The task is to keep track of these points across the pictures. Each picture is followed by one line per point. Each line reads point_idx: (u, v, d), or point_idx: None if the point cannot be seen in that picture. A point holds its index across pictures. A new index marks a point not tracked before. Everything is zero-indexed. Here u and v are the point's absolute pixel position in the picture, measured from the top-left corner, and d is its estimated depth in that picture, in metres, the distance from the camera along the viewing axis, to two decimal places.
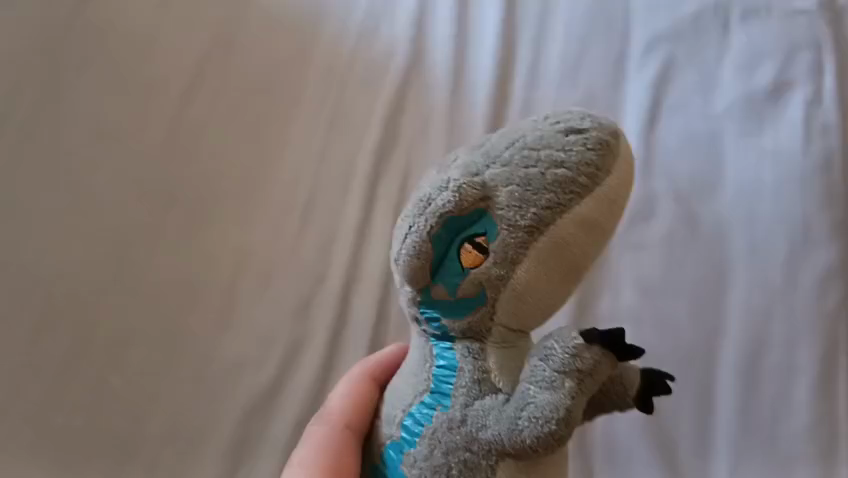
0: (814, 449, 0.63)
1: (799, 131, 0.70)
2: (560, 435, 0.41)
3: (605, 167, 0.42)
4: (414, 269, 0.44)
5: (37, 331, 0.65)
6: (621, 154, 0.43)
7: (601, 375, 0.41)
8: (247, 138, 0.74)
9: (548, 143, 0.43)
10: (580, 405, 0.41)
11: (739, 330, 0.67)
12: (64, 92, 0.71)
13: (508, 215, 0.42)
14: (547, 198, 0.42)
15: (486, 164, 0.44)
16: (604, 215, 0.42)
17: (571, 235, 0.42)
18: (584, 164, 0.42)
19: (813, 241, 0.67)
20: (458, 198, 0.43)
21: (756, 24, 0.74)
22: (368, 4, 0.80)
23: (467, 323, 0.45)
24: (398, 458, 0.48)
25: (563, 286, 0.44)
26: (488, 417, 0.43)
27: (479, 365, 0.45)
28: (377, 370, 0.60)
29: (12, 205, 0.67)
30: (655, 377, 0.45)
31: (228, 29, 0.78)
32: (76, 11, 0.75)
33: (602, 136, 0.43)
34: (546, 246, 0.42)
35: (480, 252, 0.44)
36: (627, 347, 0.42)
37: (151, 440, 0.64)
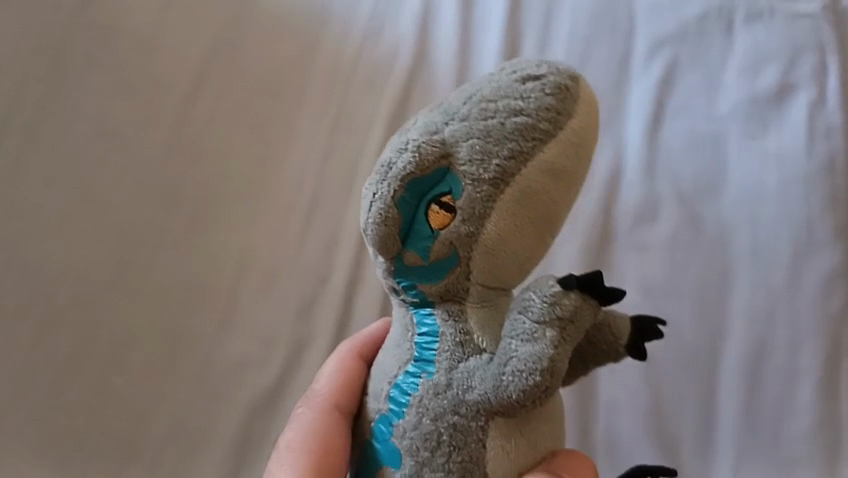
0: (814, 455, 0.61)
1: (803, 131, 0.70)
2: (546, 386, 0.39)
3: (566, 111, 0.41)
4: (382, 236, 0.43)
5: (39, 333, 0.66)
6: (583, 97, 0.42)
7: (583, 321, 0.39)
8: (252, 139, 0.75)
9: (505, 93, 0.42)
10: (564, 354, 0.39)
11: (741, 331, 0.65)
12: (69, 96, 0.74)
13: (471, 170, 0.41)
14: (509, 147, 0.41)
15: (445, 121, 0.43)
16: (570, 159, 0.41)
17: (537, 183, 0.41)
18: (544, 108, 0.41)
19: (817, 243, 0.65)
20: (418, 158, 0.42)
21: (760, 26, 0.75)
22: (373, 4, 0.80)
23: (444, 286, 0.44)
24: (388, 430, 0.46)
25: (537, 239, 0.43)
26: (472, 377, 0.42)
27: (460, 327, 0.44)
28: (365, 348, 0.58)
29: (17, 208, 0.70)
30: (646, 322, 0.43)
31: (234, 31, 0.79)
32: (84, 18, 0.78)
33: (560, 80, 0.42)
34: (514, 196, 0.41)
35: (447, 211, 0.43)
36: (608, 289, 0.40)
37: (152, 440, 0.66)
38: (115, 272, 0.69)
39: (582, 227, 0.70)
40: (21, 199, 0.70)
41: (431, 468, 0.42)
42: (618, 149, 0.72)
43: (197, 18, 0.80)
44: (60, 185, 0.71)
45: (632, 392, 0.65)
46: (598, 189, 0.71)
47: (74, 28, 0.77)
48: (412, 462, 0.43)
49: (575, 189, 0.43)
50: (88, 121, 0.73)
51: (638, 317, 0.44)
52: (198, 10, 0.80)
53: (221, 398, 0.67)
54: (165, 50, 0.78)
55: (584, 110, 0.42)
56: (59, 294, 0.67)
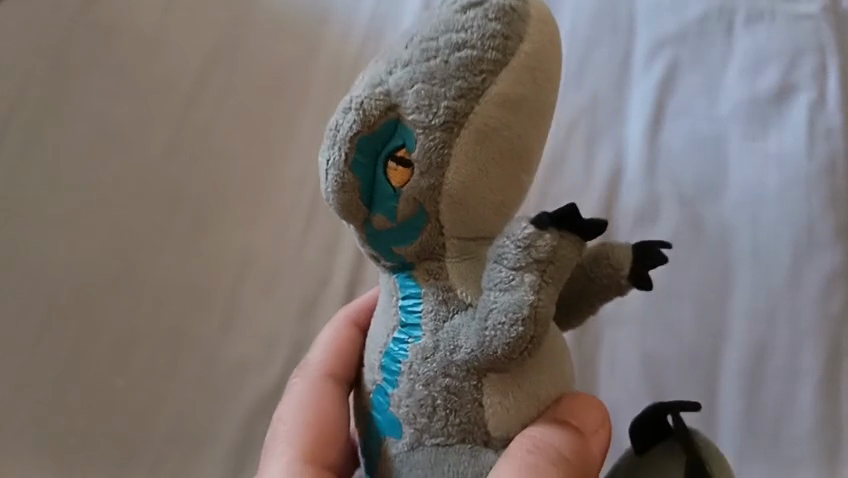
0: (816, 459, 0.60)
1: (804, 132, 0.70)
2: (531, 335, 0.39)
3: (515, 34, 0.39)
4: (345, 203, 0.42)
5: (41, 335, 0.66)
6: (534, 17, 0.40)
7: (564, 258, 0.38)
8: (253, 139, 0.75)
9: (446, 27, 0.40)
10: (547, 297, 0.38)
11: (742, 332, 0.64)
12: (73, 98, 0.75)
13: (421, 118, 0.39)
14: (457, 86, 0.39)
15: (388, 71, 0.41)
16: (527, 86, 0.39)
17: (496, 118, 0.39)
18: (489, 34, 0.39)
19: (817, 244, 0.66)
20: (363, 115, 0.40)
21: (761, 27, 0.75)
22: (374, 5, 0.81)
23: (418, 245, 0.43)
24: (385, 401, 0.45)
25: (508, 179, 0.41)
26: (458, 334, 0.41)
27: (442, 285, 0.43)
28: (361, 316, 0.58)
29: (20, 210, 0.70)
30: (647, 247, 0.42)
31: (236, 32, 0.80)
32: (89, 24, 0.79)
33: (503, 2, 0.39)
34: (472, 137, 0.39)
35: (405, 167, 0.41)
36: (586, 222, 0.38)
37: (151, 443, 0.64)
38: (117, 273, 0.68)
39: None
40: (25, 200, 0.70)
41: (431, 433, 0.43)
42: (618, 151, 0.72)
43: (200, 21, 0.81)
44: (63, 188, 0.71)
45: (632, 394, 0.64)
46: (598, 189, 0.71)
47: (78, 34, 0.79)
48: (411, 430, 0.43)
49: (540, 118, 0.41)
50: (90, 124, 0.74)
51: (640, 243, 0.42)
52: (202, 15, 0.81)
53: (223, 398, 0.66)
54: (168, 54, 0.79)
55: (536, 31, 0.40)
56: (61, 295, 0.67)
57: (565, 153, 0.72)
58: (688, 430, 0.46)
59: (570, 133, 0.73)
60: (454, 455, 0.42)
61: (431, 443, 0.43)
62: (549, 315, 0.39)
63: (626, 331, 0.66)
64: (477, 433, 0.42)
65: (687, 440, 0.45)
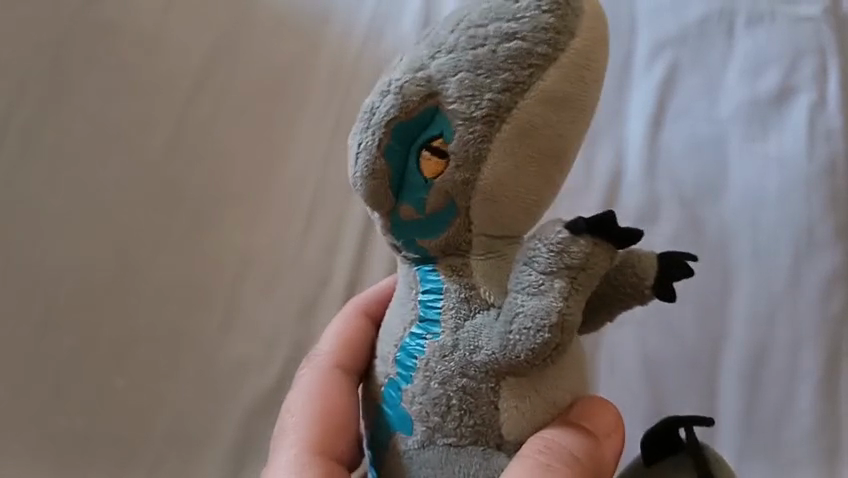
0: (815, 460, 0.61)
1: (803, 133, 0.70)
2: (556, 341, 0.40)
3: (567, 29, 0.40)
4: (373, 188, 0.43)
5: (40, 334, 0.66)
6: (587, 15, 0.40)
7: (597, 266, 0.39)
8: (253, 139, 0.75)
9: (496, 15, 0.40)
10: (575, 304, 0.39)
11: (742, 334, 0.64)
12: (72, 97, 0.75)
13: (462, 108, 0.41)
14: (502, 79, 0.40)
15: (431, 56, 0.42)
16: (573, 86, 0.40)
17: (537, 116, 0.40)
18: (541, 30, 0.39)
19: (818, 244, 0.66)
20: (402, 101, 0.42)
21: (761, 28, 0.75)
22: (375, 5, 0.81)
23: (446, 238, 0.44)
24: (397, 396, 0.46)
25: (544, 179, 0.42)
26: (480, 332, 0.42)
27: (466, 283, 0.44)
28: (372, 307, 0.58)
29: (19, 210, 0.70)
30: (674, 259, 0.41)
31: (237, 30, 0.80)
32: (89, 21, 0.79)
33: None
34: (512, 133, 0.40)
35: (440, 158, 0.42)
36: (619, 230, 0.39)
37: (151, 443, 0.64)
38: (115, 273, 0.68)
39: None
40: (24, 199, 0.70)
41: (443, 432, 0.43)
42: (618, 153, 0.72)
43: (200, 19, 0.81)
44: (61, 187, 0.71)
45: (634, 394, 0.65)
46: (598, 191, 0.71)
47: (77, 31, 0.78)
48: (423, 428, 0.44)
49: (583, 119, 0.41)
50: (89, 123, 0.74)
51: (666, 253, 0.41)
52: (201, 12, 0.81)
53: (222, 398, 0.66)
54: (166, 53, 0.79)
55: (588, 30, 0.40)
56: (59, 295, 0.67)
57: None
58: (701, 446, 0.47)
59: None
60: (464, 456, 0.43)
61: (443, 442, 0.43)
62: (576, 320, 0.40)
63: (626, 332, 0.66)
64: (490, 436, 0.43)
65: (698, 454, 0.46)
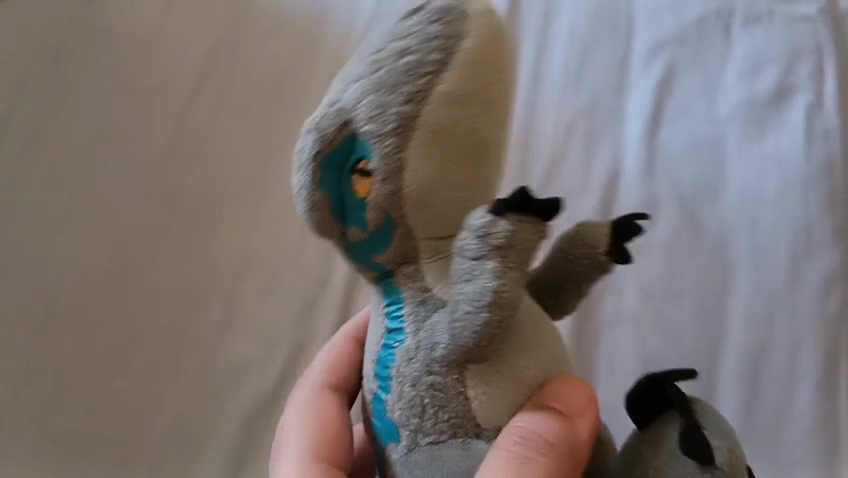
0: (813, 461, 0.61)
1: (801, 134, 0.70)
2: (498, 321, 0.39)
3: (455, 34, 0.41)
4: (320, 220, 0.44)
5: (40, 335, 0.66)
6: (475, 17, 0.42)
7: (527, 239, 0.38)
8: (253, 140, 0.75)
9: (390, 37, 0.42)
10: (509, 281, 0.39)
11: (741, 334, 0.64)
12: (72, 98, 0.75)
13: (374, 126, 0.41)
14: (403, 91, 0.40)
15: (343, 88, 0.43)
16: (472, 83, 0.41)
17: (444, 118, 0.41)
18: (432, 40, 0.41)
19: (816, 244, 0.66)
20: (322, 134, 0.43)
21: (758, 28, 0.76)
22: (373, 5, 0.80)
23: (393, 251, 0.44)
24: (381, 408, 0.45)
25: (470, 176, 0.42)
26: (433, 326, 0.42)
27: (419, 285, 0.44)
28: (357, 330, 0.59)
29: (19, 209, 0.70)
30: (622, 222, 0.44)
31: (236, 32, 0.80)
32: (89, 23, 0.79)
33: (441, 6, 0.42)
34: (426, 135, 0.41)
35: (367, 177, 0.42)
36: (540, 204, 0.38)
37: (150, 445, 0.64)
38: (115, 274, 0.69)
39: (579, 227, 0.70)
40: (23, 200, 0.71)
41: (424, 432, 0.43)
42: (616, 154, 0.72)
43: (200, 20, 0.81)
44: (61, 189, 0.71)
45: None
46: (596, 190, 0.71)
47: (78, 33, 0.79)
48: (406, 432, 0.43)
49: (492, 111, 0.42)
50: (89, 124, 0.74)
51: (618, 218, 0.44)
52: (200, 12, 0.82)
53: (223, 399, 0.66)
54: (166, 54, 0.79)
55: (480, 31, 0.41)
56: (59, 296, 0.67)
57: (565, 153, 0.73)
58: (690, 401, 0.43)
59: (570, 132, 0.74)
60: (448, 450, 0.42)
61: (426, 442, 0.43)
62: (516, 297, 0.39)
63: (625, 332, 0.66)
64: (468, 424, 0.42)
65: (685, 408, 0.42)
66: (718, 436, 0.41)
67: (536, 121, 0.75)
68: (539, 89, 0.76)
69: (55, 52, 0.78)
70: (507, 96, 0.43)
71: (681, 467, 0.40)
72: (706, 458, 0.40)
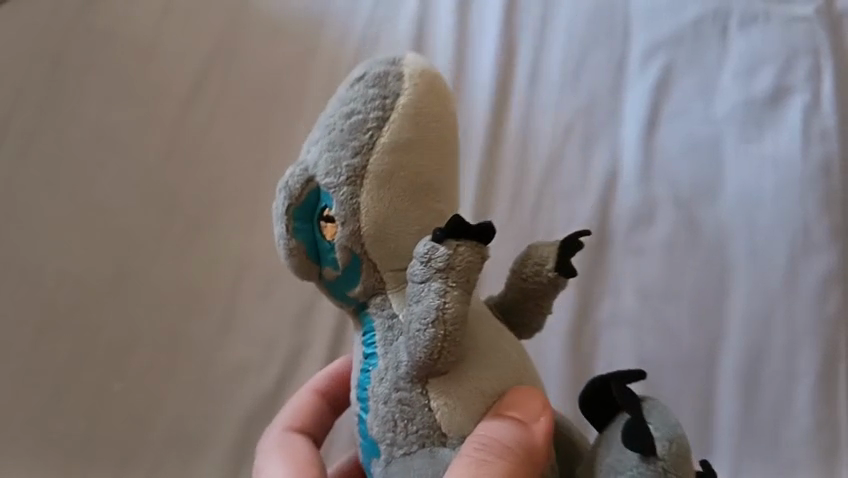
0: (812, 462, 0.61)
1: (799, 135, 0.70)
2: (446, 337, 0.39)
3: (394, 92, 0.42)
4: (300, 269, 0.46)
5: (40, 338, 0.67)
6: (411, 73, 0.43)
7: (465, 258, 0.39)
8: (252, 143, 0.75)
9: (339, 104, 0.44)
10: (454, 299, 0.39)
11: (740, 336, 0.64)
12: (72, 105, 0.76)
13: (330, 179, 0.43)
14: (352, 146, 0.42)
15: (306, 150, 0.45)
16: (413, 132, 0.42)
17: (390, 164, 0.42)
18: (372, 100, 0.42)
19: (815, 245, 0.66)
20: (288, 190, 0.44)
21: (755, 30, 0.76)
22: (370, 11, 0.81)
23: (363, 285, 0.45)
24: (363, 427, 0.44)
25: (423, 213, 0.43)
26: (395, 347, 0.43)
27: (387, 313, 0.44)
28: (321, 383, 0.60)
29: (20, 214, 0.71)
30: (568, 240, 0.45)
31: (234, 37, 0.81)
32: (90, 32, 0.80)
33: (379, 71, 0.44)
34: (376, 178, 0.42)
35: (333, 222, 0.44)
36: (477, 228, 0.39)
37: (150, 447, 0.64)
38: (114, 276, 0.69)
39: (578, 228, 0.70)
40: (24, 205, 0.71)
41: (398, 444, 0.42)
42: (614, 154, 0.72)
43: (198, 25, 0.82)
44: (61, 193, 0.72)
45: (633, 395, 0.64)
46: (594, 191, 0.71)
47: (78, 41, 0.80)
48: (382, 446, 0.42)
49: (435, 155, 0.43)
50: (88, 129, 0.75)
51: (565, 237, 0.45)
52: (200, 16, 0.82)
53: (222, 401, 0.66)
54: (165, 59, 0.80)
55: (417, 84, 0.43)
56: (59, 299, 0.68)
57: (562, 155, 0.73)
58: (638, 396, 0.39)
59: (567, 135, 0.74)
60: (419, 461, 0.41)
61: (399, 453, 0.42)
62: (464, 314, 0.40)
63: (624, 333, 0.66)
64: (434, 435, 0.41)
65: (629, 401, 0.39)
66: (662, 426, 0.37)
67: (534, 124, 0.75)
68: (537, 91, 0.76)
69: (56, 58, 0.79)
70: (452, 140, 0.44)
71: (624, 463, 0.37)
72: (646, 449, 0.37)
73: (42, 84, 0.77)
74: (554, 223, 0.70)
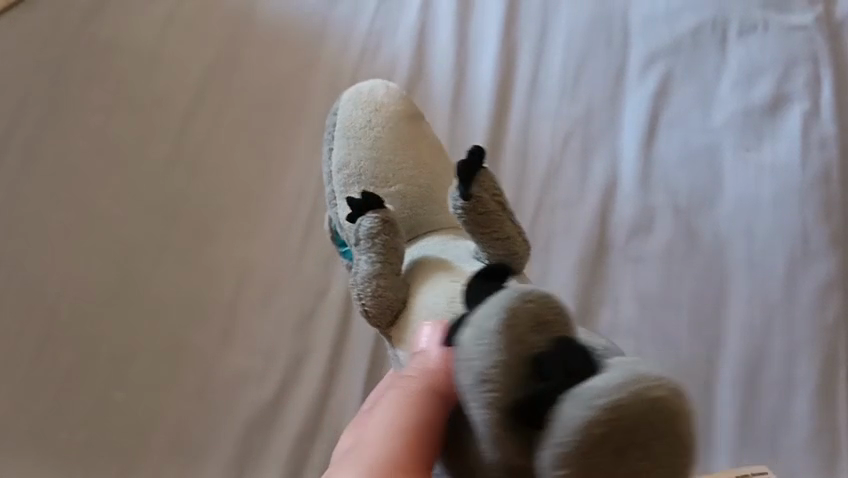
0: (812, 462, 0.59)
1: (797, 145, 0.71)
2: (368, 292, 0.48)
3: (337, 129, 0.60)
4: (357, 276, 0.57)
5: (39, 348, 0.67)
6: (343, 111, 0.61)
7: (368, 223, 0.48)
8: (254, 156, 0.76)
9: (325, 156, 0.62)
10: (367, 263, 0.48)
11: (739, 343, 0.64)
12: (77, 119, 0.78)
13: (330, 209, 0.59)
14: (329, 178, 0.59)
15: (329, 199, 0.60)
16: (350, 145, 0.58)
17: (342, 177, 0.57)
18: (328, 141, 0.61)
19: (811, 254, 0.66)
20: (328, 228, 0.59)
21: (754, 39, 0.77)
22: (370, 21, 0.83)
23: None
24: None
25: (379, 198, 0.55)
26: None
27: None
28: None
29: (24, 226, 0.72)
30: (462, 163, 0.45)
31: (237, 50, 0.83)
32: (96, 47, 0.83)
33: (332, 119, 0.62)
34: (341, 190, 0.57)
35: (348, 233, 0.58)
36: (364, 205, 0.49)
37: (151, 455, 0.63)
38: (115, 287, 0.69)
39: (578, 235, 0.69)
40: (27, 217, 0.72)
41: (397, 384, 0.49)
42: (613, 162, 0.73)
43: (203, 39, 0.84)
44: (64, 206, 0.73)
45: None
46: (592, 199, 0.71)
47: (85, 56, 0.82)
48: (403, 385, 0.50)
49: (373, 153, 0.56)
50: (92, 144, 0.77)
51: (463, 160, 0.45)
52: (202, 29, 0.85)
53: (219, 410, 0.64)
54: (168, 71, 0.82)
55: (347, 114, 0.60)
56: (61, 311, 0.68)
57: (561, 166, 0.73)
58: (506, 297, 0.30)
59: (565, 146, 0.74)
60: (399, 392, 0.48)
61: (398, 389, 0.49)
62: (380, 268, 0.48)
63: (623, 340, 0.65)
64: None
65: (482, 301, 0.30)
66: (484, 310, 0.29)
67: (533, 132, 0.75)
68: (535, 99, 0.77)
69: (61, 73, 0.81)
70: (390, 136, 0.58)
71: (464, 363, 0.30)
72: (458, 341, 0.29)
73: (48, 97, 0.79)
74: (555, 228, 0.70)
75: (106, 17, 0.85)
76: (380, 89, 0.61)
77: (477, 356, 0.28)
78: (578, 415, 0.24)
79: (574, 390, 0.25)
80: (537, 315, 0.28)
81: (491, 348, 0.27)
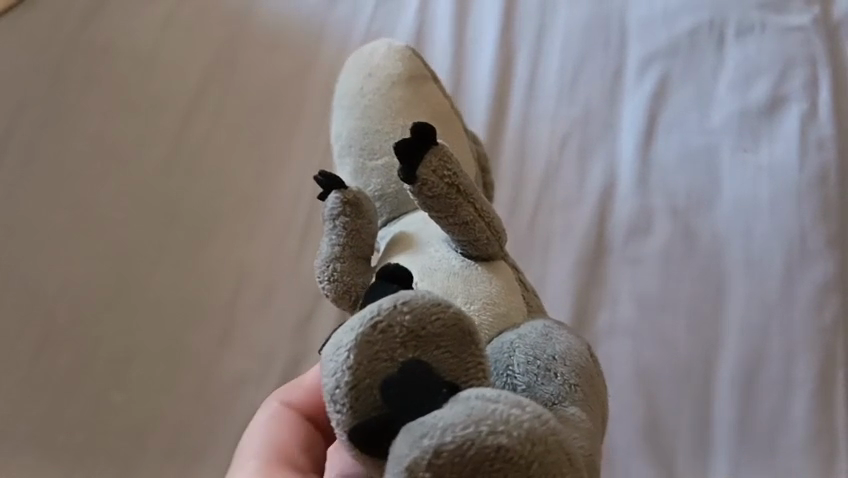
0: (811, 463, 0.59)
1: (795, 145, 0.71)
2: (328, 271, 0.48)
3: (343, 91, 0.61)
4: None
5: (38, 349, 0.67)
6: (349, 74, 0.61)
7: (331, 204, 0.48)
8: (252, 157, 0.76)
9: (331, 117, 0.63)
10: (330, 242, 0.48)
11: (737, 344, 0.64)
12: (75, 119, 0.78)
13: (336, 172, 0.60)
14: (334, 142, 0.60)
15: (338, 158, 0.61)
16: (350, 111, 0.58)
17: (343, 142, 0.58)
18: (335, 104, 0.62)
19: (808, 256, 0.66)
20: None
21: (751, 40, 0.78)
22: (369, 22, 0.83)
23: None
24: None
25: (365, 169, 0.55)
26: None
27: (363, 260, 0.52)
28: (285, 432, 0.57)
29: (23, 227, 0.72)
30: (400, 146, 0.42)
31: (236, 50, 0.83)
32: (95, 48, 0.83)
33: (342, 80, 0.62)
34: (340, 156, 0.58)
35: None
36: (333, 184, 0.48)
37: (150, 458, 0.63)
38: (115, 288, 0.69)
39: (577, 235, 0.69)
40: (26, 218, 0.73)
41: None
42: (612, 162, 0.73)
43: (202, 40, 0.84)
44: (63, 207, 0.73)
45: (630, 404, 0.62)
46: (590, 201, 0.71)
47: (82, 56, 0.82)
48: None
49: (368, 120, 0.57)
50: (91, 144, 0.77)
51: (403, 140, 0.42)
52: (202, 30, 0.85)
53: (218, 412, 0.65)
54: (167, 72, 0.82)
55: (352, 78, 0.60)
56: (61, 312, 0.68)
57: (559, 167, 0.73)
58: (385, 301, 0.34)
59: (563, 147, 0.74)
60: None
61: None
62: (342, 247, 0.47)
63: (621, 340, 0.65)
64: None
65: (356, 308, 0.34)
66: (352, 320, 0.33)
67: (532, 133, 0.75)
68: (533, 100, 0.77)
69: (60, 74, 0.81)
70: (384, 101, 0.57)
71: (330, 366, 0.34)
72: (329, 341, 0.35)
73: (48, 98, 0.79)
74: (553, 229, 0.70)
75: (105, 18, 0.85)
76: (380, 51, 0.61)
77: (336, 367, 0.33)
78: (405, 457, 0.28)
79: (414, 424, 0.29)
80: (412, 329, 0.32)
81: (354, 365, 0.32)
